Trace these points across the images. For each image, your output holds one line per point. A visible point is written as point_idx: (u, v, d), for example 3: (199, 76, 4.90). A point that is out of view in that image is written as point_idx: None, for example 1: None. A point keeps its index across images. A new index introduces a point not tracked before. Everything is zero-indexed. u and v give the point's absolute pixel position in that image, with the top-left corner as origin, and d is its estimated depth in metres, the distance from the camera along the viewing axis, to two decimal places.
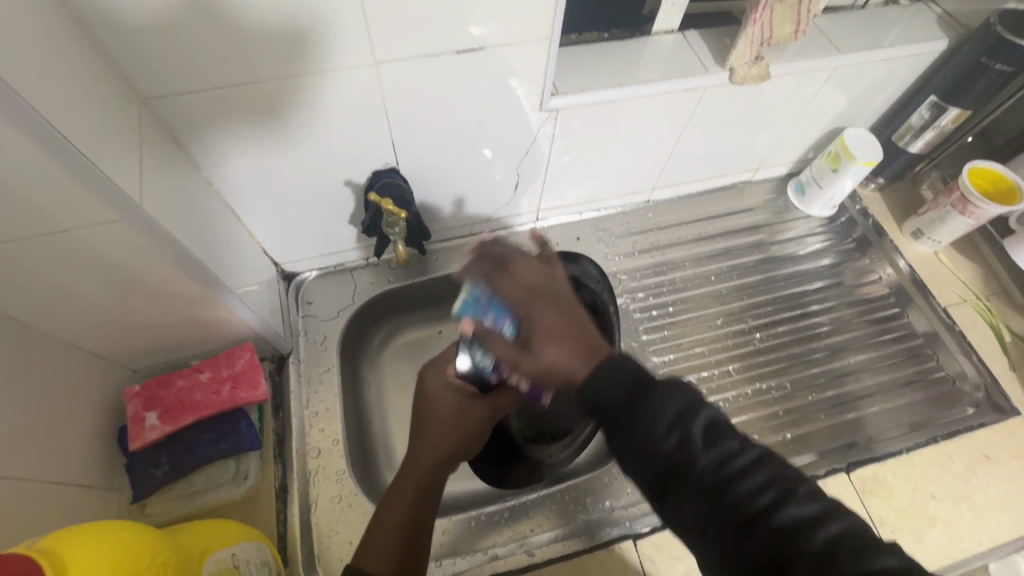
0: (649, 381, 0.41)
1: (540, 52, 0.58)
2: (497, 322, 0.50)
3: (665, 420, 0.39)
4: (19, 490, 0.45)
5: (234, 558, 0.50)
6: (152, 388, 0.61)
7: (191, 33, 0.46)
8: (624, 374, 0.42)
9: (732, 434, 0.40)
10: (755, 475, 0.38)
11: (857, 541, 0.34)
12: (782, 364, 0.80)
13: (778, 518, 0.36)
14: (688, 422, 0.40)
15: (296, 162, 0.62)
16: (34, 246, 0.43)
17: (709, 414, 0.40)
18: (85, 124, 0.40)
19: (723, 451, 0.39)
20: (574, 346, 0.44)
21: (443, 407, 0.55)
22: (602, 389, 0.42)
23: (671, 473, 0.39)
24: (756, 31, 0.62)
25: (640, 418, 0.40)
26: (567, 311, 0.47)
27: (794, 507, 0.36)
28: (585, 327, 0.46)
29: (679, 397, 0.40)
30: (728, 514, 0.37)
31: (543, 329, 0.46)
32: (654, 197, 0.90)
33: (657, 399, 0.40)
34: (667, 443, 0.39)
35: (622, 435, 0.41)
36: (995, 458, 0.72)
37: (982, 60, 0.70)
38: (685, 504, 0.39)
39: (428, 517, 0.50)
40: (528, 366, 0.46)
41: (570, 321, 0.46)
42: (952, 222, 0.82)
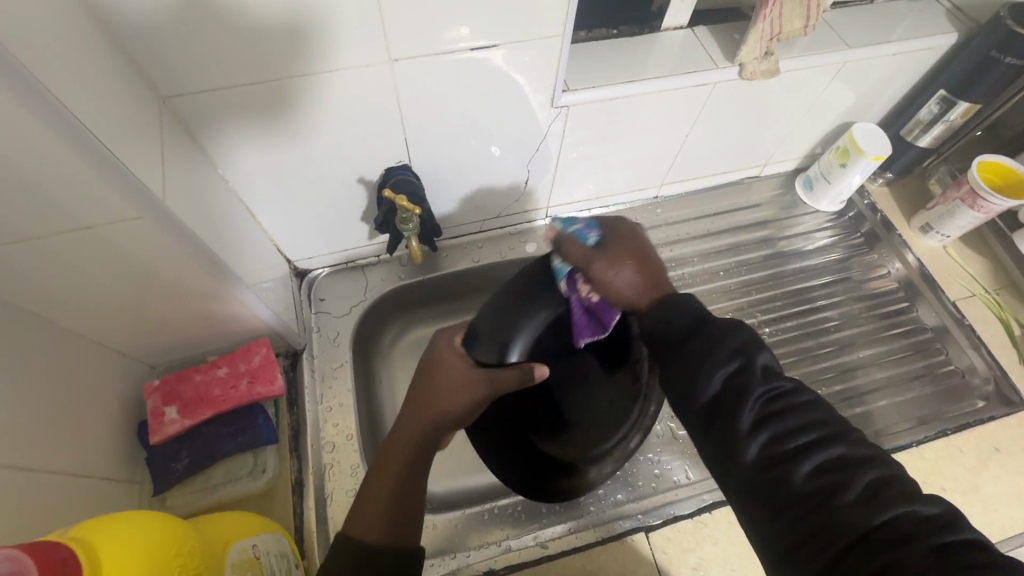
0: (710, 322, 0.45)
1: (552, 49, 0.59)
2: (583, 229, 0.57)
3: (723, 352, 0.42)
4: (45, 483, 0.46)
5: (254, 549, 0.51)
6: (171, 383, 0.62)
7: (210, 32, 0.47)
8: (685, 314, 0.46)
9: (783, 382, 0.42)
10: (799, 421, 0.40)
11: (892, 492, 0.36)
12: (791, 359, 0.80)
13: (817, 460, 0.38)
14: (744, 359, 0.42)
15: (311, 160, 0.63)
16: (58, 243, 0.44)
17: (763, 360, 0.43)
18: (109, 122, 0.41)
19: (772, 393, 0.41)
20: (643, 272, 0.52)
21: (437, 372, 0.54)
22: (664, 322, 0.47)
23: (719, 404, 0.42)
24: (766, 27, 0.63)
25: (697, 352, 0.43)
26: (633, 247, 0.54)
27: (835, 452, 0.39)
28: (652, 260, 0.54)
29: (740, 339, 0.43)
30: (771, 451, 0.39)
31: (618, 245, 0.55)
32: (662, 193, 0.90)
33: (716, 335, 0.43)
34: (719, 377, 0.42)
35: (679, 363, 0.44)
36: (1005, 451, 0.72)
37: (991, 54, 0.70)
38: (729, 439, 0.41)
39: (415, 491, 0.49)
40: (597, 273, 0.54)
41: (638, 245, 0.55)
42: (961, 216, 0.82)
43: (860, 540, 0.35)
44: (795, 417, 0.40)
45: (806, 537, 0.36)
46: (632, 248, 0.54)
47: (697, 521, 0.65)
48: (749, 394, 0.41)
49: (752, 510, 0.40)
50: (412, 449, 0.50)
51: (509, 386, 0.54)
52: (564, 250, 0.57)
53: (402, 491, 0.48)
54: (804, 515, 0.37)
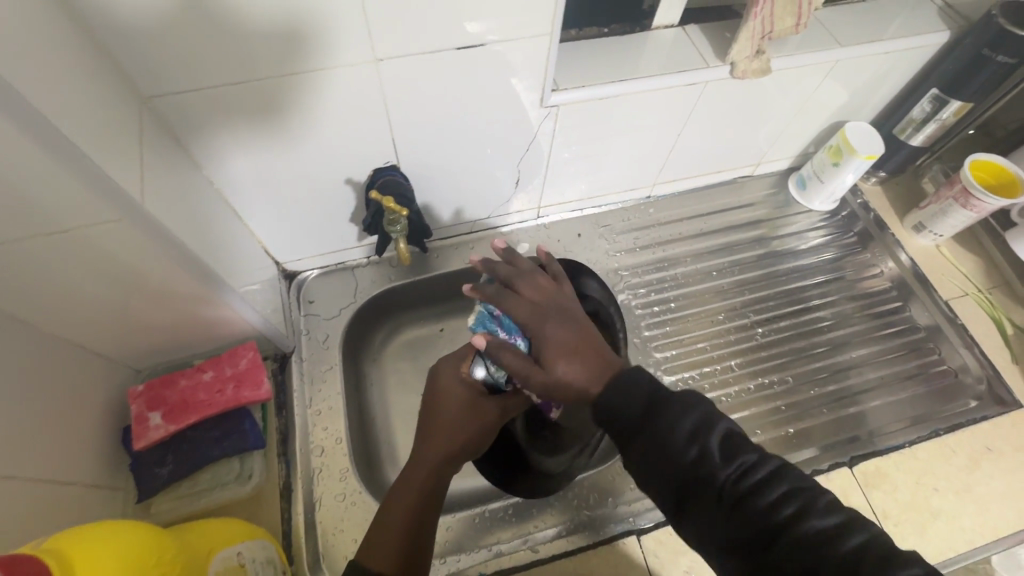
0: (665, 397, 0.41)
1: (540, 48, 0.58)
2: (507, 337, 0.52)
3: (681, 436, 0.39)
4: (26, 491, 0.45)
5: (239, 556, 0.50)
6: (155, 387, 0.61)
7: (188, 28, 0.45)
8: (639, 391, 0.42)
9: (748, 450, 0.39)
10: (774, 492, 0.37)
11: (880, 552, 0.34)
12: (784, 359, 0.80)
13: (801, 533, 0.35)
14: (702, 439, 0.39)
15: (298, 161, 0.62)
16: (36, 247, 0.43)
17: (724, 428, 0.40)
18: (85, 123, 0.40)
19: (742, 464, 0.38)
20: (583, 362, 0.46)
21: (451, 403, 0.54)
22: (619, 409, 0.42)
23: (689, 487, 0.39)
24: (757, 24, 0.62)
25: (655, 433, 0.40)
26: (552, 335, 0.48)
27: (817, 523, 0.35)
28: (595, 341, 0.48)
29: (700, 409, 0.40)
30: (751, 530, 0.36)
31: (551, 338, 0.48)
32: (655, 192, 0.90)
33: (668, 413, 0.40)
34: (684, 459, 0.39)
35: (639, 449, 0.41)
36: (998, 451, 0.72)
37: (983, 52, 0.69)
38: (705, 519, 0.38)
39: (431, 521, 0.49)
40: (541, 378, 0.47)
41: (573, 317, 0.50)
42: (954, 215, 0.82)
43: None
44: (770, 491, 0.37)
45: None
46: (572, 326, 0.49)
47: None
48: (716, 473, 0.38)
49: None
50: (429, 481, 0.50)
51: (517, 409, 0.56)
52: (499, 355, 0.48)
53: (418, 521, 0.47)
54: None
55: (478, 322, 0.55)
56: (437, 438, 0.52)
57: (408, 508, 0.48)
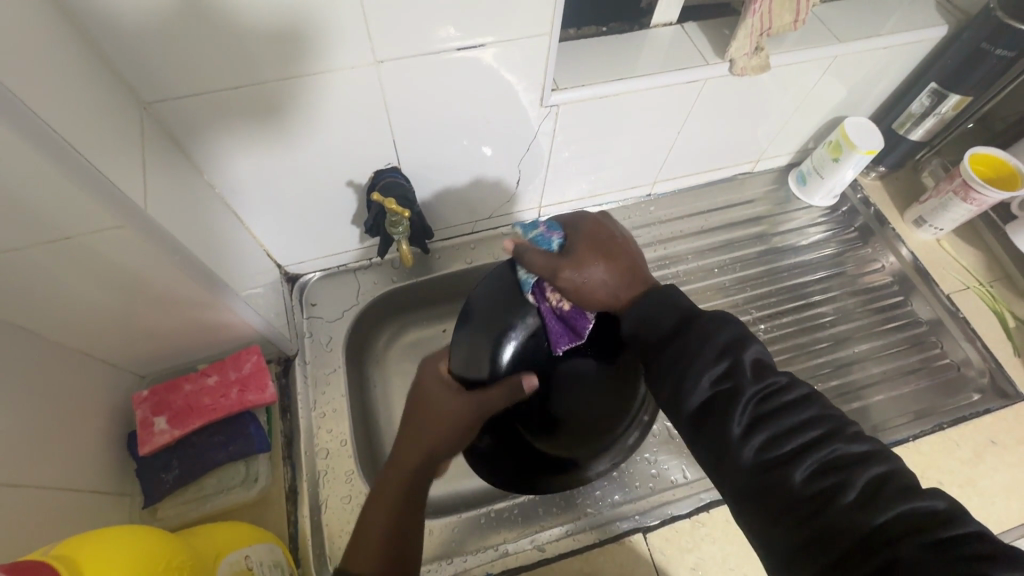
0: (698, 320, 0.46)
1: (540, 47, 0.58)
2: (544, 234, 0.57)
3: (712, 352, 0.43)
4: (33, 498, 0.45)
5: (247, 560, 0.50)
6: (160, 393, 0.61)
7: (188, 33, 0.45)
8: (673, 313, 0.48)
9: (777, 376, 0.43)
10: (794, 418, 0.41)
11: (891, 489, 0.37)
12: (787, 355, 0.80)
13: (815, 458, 0.39)
14: (733, 357, 0.43)
15: (300, 165, 0.62)
16: (39, 254, 0.43)
17: (753, 356, 0.44)
18: (87, 130, 0.40)
19: (765, 393, 0.42)
20: (613, 269, 0.54)
21: (429, 401, 0.56)
22: (651, 323, 0.48)
23: (714, 403, 0.43)
24: (756, 22, 0.62)
25: (687, 351, 0.44)
26: (595, 244, 0.55)
27: (834, 450, 0.39)
28: (619, 253, 0.55)
29: (727, 338, 0.44)
30: (768, 450, 0.40)
31: (584, 244, 0.55)
32: (655, 190, 0.90)
33: (704, 332, 0.44)
34: (713, 372, 0.43)
35: (668, 362, 0.45)
36: (1001, 443, 0.72)
37: (982, 46, 0.70)
38: (720, 442, 0.42)
39: (411, 517, 0.48)
40: (571, 275, 0.54)
41: (596, 221, 0.57)
42: (954, 209, 0.82)
43: (864, 543, 0.35)
44: (791, 416, 0.41)
45: (807, 537, 0.37)
46: (592, 225, 0.57)
47: (696, 521, 0.64)
48: (743, 392, 0.42)
49: (750, 510, 0.40)
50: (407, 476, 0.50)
51: (498, 403, 0.56)
52: (526, 260, 0.56)
53: (400, 520, 0.48)
54: (801, 516, 0.38)
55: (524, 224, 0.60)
56: (413, 439, 0.53)
57: (386, 509, 0.48)
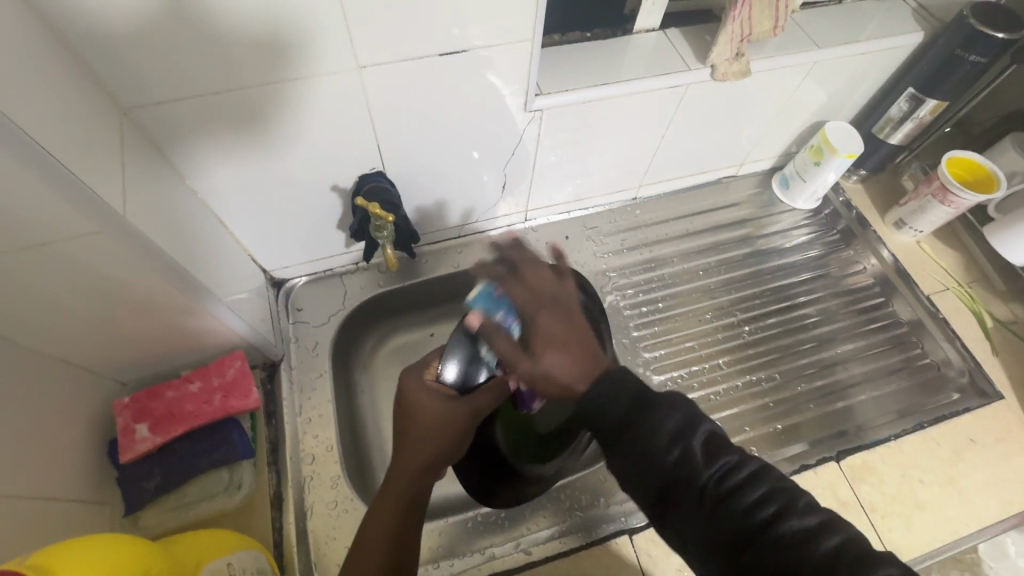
0: (650, 399, 0.44)
1: (523, 53, 0.58)
2: (505, 320, 0.55)
3: (663, 439, 0.42)
4: (10, 508, 0.44)
5: (229, 568, 0.49)
6: (142, 400, 0.61)
7: (165, 38, 0.45)
8: (622, 397, 0.44)
9: (730, 455, 0.42)
10: (752, 495, 0.40)
11: (848, 556, 0.36)
12: (772, 356, 0.81)
13: (774, 532, 0.38)
14: (685, 441, 0.42)
15: (283, 170, 0.62)
16: (13, 261, 0.42)
17: (705, 436, 0.43)
18: (63, 135, 0.40)
19: (722, 472, 0.41)
20: (576, 359, 0.49)
21: (421, 413, 0.54)
22: (601, 410, 0.45)
23: (672, 486, 0.41)
24: (735, 28, 0.63)
25: (638, 442, 0.43)
26: (554, 334, 0.51)
27: (792, 524, 0.38)
28: (585, 344, 0.50)
29: (678, 421, 0.43)
30: (729, 527, 0.39)
31: (540, 335, 0.51)
32: (641, 194, 0.91)
33: (656, 416, 0.43)
34: (667, 460, 0.42)
35: (623, 450, 0.43)
36: (981, 442, 0.73)
37: (956, 52, 0.71)
38: (685, 519, 0.41)
39: (412, 528, 0.51)
40: (527, 369, 0.51)
41: (563, 313, 0.53)
42: (933, 211, 0.83)
43: None
44: (749, 493, 0.40)
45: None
46: (546, 314, 0.53)
47: None
48: (698, 476, 0.41)
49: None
50: (409, 492, 0.51)
51: (485, 406, 0.58)
52: (493, 340, 0.54)
53: (402, 534, 0.50)
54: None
55: (480, 293, 0.58)
56: (415, 452, 0.52)
57: (388, 523, 0.50)
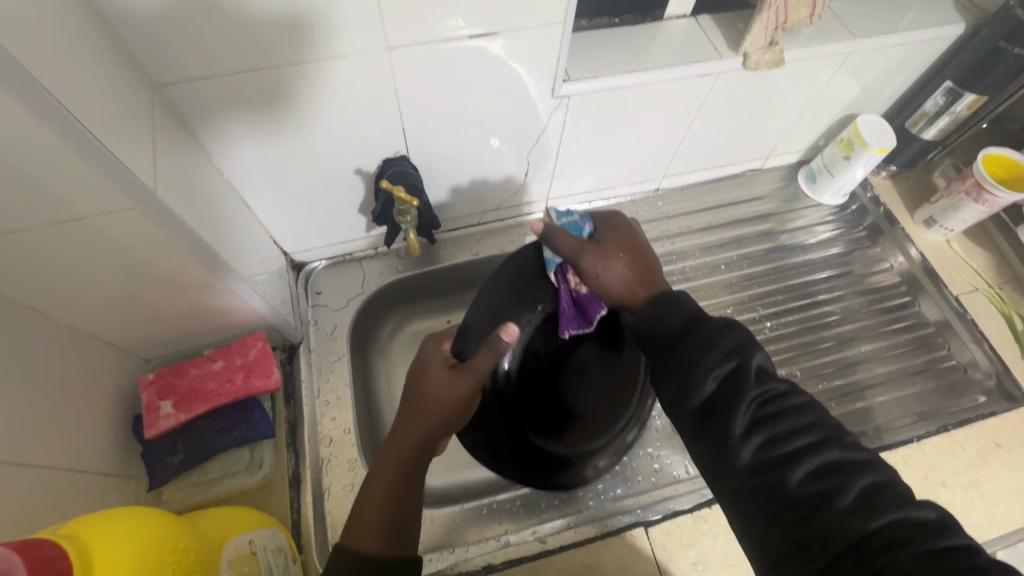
0: (705, 322, 0.45)
1: (553, 37, 0.57)
2: (578, 221, 0.61)
3: (714, 357, 0.43)
4: (39, 479, 0.45)
5: (251, 544, 0.50)
6: (166, 376, 0.62)
7: (196, 15, 0.45)
8: (681, 315, 0.47)
9: (776, 382, 0.42)
10: (794, 422, 0.40)
11: (883, 496, 0.37)
12: (792, 353, 0.80)
13: (810, 464, 0.39)
14: (738, 361, 0.43)
15: (308, 152, 0.62)
16: (50, 234, 0.43)
17: (758, 359, 0.43)
18: (98, 110, 0.40)
19: (766, 396, 0.42)
20: (634, 268, 0.55)
21: (428, 374, 0.55)
22: (659, 322, 0.47)
23: (711, 410, 0.42)
24: (772, 15, 0.61)
25: (691, 352, 0.43)
26: (624, 244, 0.58)
27: (827, 456, 0.39)
28: (644, 258, 0.57)
29: (732, 340, 0.43)
30: (764, 458, 0.40)
31: (609, 241, 0.58)
32: (664, 185, 0.89)
33: (708, 337, 0.44)
34: (714, 379, 0.42)
35: (671, 368, 0.44)
36: (1006, 446, 0.72)
37: (999, 44, 0.69)
38: (719, 442, 0.41)
39: (412, 488, 0.50)
40: (591, 265, 0.56)
41: (626, 228, 0.60)
42: (965, 210, 0.81)
43: (853, 544, 0.35)
44: (791, 420, 0.41)
45: (801, 541, 0.37)
46: (619, 228, 0.60)
47: (697, 516, 0.65)
48: (744, 395, 0.41)
49: (745, 513, 0.40)
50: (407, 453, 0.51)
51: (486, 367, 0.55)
52: (554, 240, 0.57)
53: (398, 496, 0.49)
54: (797, 525, 0.37)
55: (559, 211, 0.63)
56: (416, 412, 0.52)
57: (391, 473, 0.50)
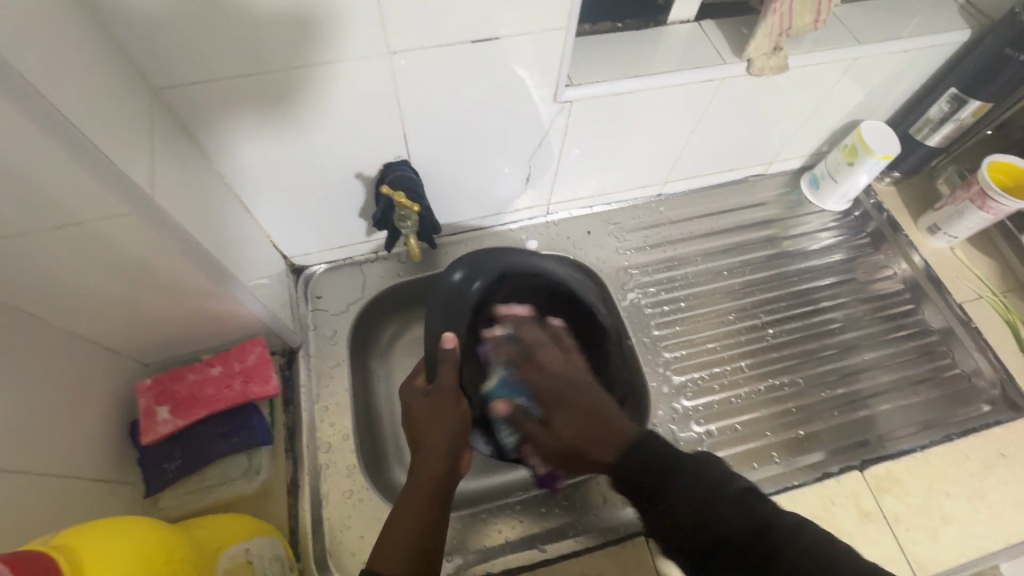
0: (660, 463, 0.46)
1: (556, 42, 0.57)
2: (519, 395, 0.60)
3: (676, 497, 0.43)
4: (34, 485, 0.44)
5: (247, 553, 0.50)
6: (164, 381, 0.61)
7: (194, 20, 0.45)
8: (637, 456, 0.48)
9: (750, 503, 0.41)
10: (773, 539, 0.39)
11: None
12: (795, 361, 0.79)
13: (806, 574, 0.36)
14: (702, 491, 0.43)
15: (308, 156, 0.61)
16: (48, 240, 0.42)
17: (738, 484, 0.43)
18: (96, 115, 0.39)
19: (740, 520, 0.40)
20: (590, 433, 0.53)
21: (416, 407, 0.59)
22: (625, 477, 0.48)
23: (692, 548, 0.42)
24: (776, 21, 0.61)
25: (652, 504, 0.45)
26: (575, 397, 0.56)
27: (818, 568, 0.36)
28: (602, 413, 0.54)
29: (689, 476, 0.44)
30: None
31: (562, 409, 0.56)
32: (666, 190, 0.89)
33: (663, 480, 0.45)
34: (684, 512, 0.42)
35: (649, 516, 0.45)
36: (1011, 456, 0.71)
37: (1005, 51, 0.69)
38: (716, 575, 0.40)
39: (439, 505, 0.52)
40: (555, 444, 0.57)
41: (578, 381, 0.58)
42: (970, 217, 0.81)
43: None
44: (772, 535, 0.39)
45: None
46: (567, 384, 0.57)
47: None
48: (732, 520, 0.40)
49: None
50: (431, 483, 0.53)
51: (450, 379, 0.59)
52: (522, 425, 0.60)
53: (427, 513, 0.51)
54: None
55: (500, 382, 0.62)
56: (422, 442, 0.56)
57: (418, 507, 0.51)
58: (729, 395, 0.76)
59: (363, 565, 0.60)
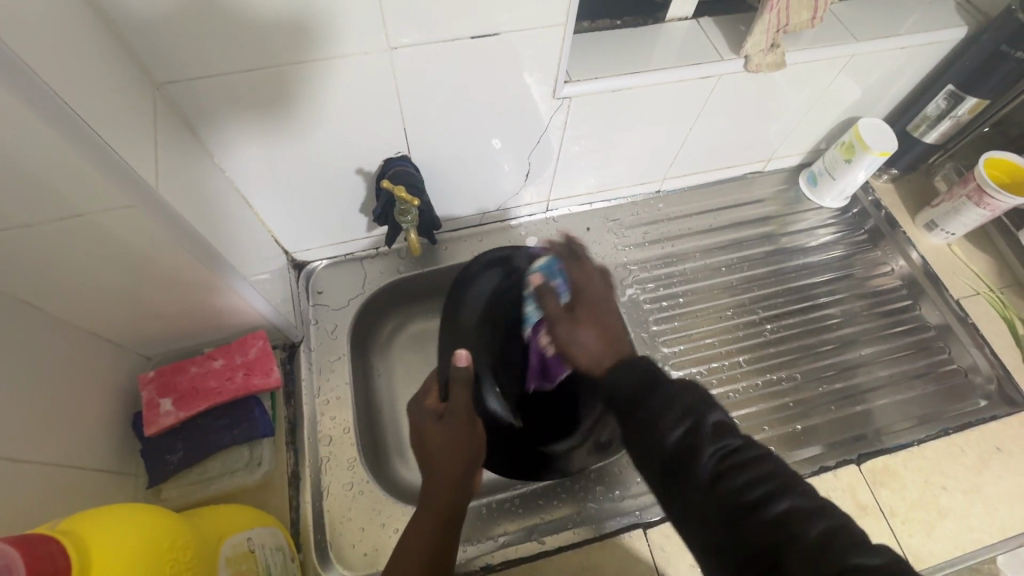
0: (658, 383, 0.44)
1: (555, 38, 0.57)
2: (559, 284, 0.62)
3: (672, 414, 0.41)
4: (37, 475, 0.45)
5: (248, 542, 0.50)
6: (166, 374, 0.62)
7: (196, 16, 0.45)
8: (632, 376, 0.45)
9: (733, 437, 0.40)
10: (753, 473, 0.38)
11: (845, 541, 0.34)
12: (792, 356, 0.80)
13: (777, 508, 0.36)
14: (693, 419, 0.41)
15: (310, 152, 0.62)
16: (51, 232, 0.43)
17: (715, 416, 0.42)
18: (100, 109, 0.40)
19: (723, 451, 0.39)
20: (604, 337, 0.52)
21: (428, 428, 0.59)
22: (614, 388, 0.45)
23: (671, 464, 0.40)
24: (773, 17, 0.62)
25: (648, 410, 0.42)
26: (601, 313, 0.54)
27: (792, 504, 0.36)
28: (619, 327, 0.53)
29: (690, 398, 0.42)
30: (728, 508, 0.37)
31: (588, 309, 0.54)
32: (665, 187, 0.89)
33: (665, 394, 0.43)
34: (675, 435, 0.40)
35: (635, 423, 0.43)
36: (1007, 451, 0.71)
37: (1001, 48, 0.69)
38: (689, 495, 0.39)
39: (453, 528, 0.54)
40: (563, 333, 0.54)
41: (606, 295, 0.57)
42: (966, 214, 0.81)
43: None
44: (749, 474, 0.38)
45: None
46: (593, 296, 0.56)
47: None
48: (702, 451, 0.39)
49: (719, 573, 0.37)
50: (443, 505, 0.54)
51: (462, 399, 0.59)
52: (543, 299, 0.58)
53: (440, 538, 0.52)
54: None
55: (547, 265, 0.66)
56: (435, 465, 0.57)
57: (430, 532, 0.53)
58: (727, 390, 0.76)
59: (363, 556, 0.61)
